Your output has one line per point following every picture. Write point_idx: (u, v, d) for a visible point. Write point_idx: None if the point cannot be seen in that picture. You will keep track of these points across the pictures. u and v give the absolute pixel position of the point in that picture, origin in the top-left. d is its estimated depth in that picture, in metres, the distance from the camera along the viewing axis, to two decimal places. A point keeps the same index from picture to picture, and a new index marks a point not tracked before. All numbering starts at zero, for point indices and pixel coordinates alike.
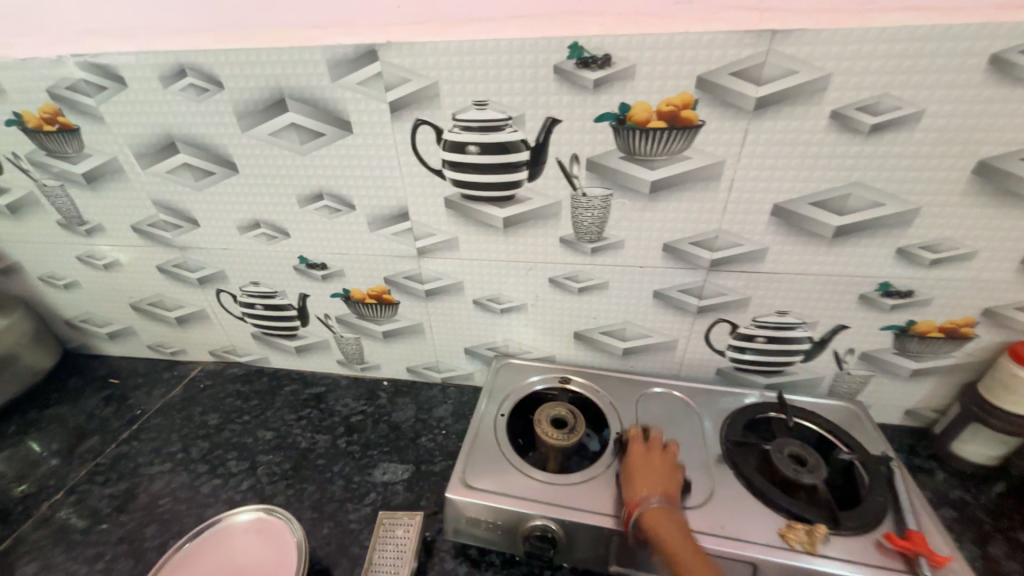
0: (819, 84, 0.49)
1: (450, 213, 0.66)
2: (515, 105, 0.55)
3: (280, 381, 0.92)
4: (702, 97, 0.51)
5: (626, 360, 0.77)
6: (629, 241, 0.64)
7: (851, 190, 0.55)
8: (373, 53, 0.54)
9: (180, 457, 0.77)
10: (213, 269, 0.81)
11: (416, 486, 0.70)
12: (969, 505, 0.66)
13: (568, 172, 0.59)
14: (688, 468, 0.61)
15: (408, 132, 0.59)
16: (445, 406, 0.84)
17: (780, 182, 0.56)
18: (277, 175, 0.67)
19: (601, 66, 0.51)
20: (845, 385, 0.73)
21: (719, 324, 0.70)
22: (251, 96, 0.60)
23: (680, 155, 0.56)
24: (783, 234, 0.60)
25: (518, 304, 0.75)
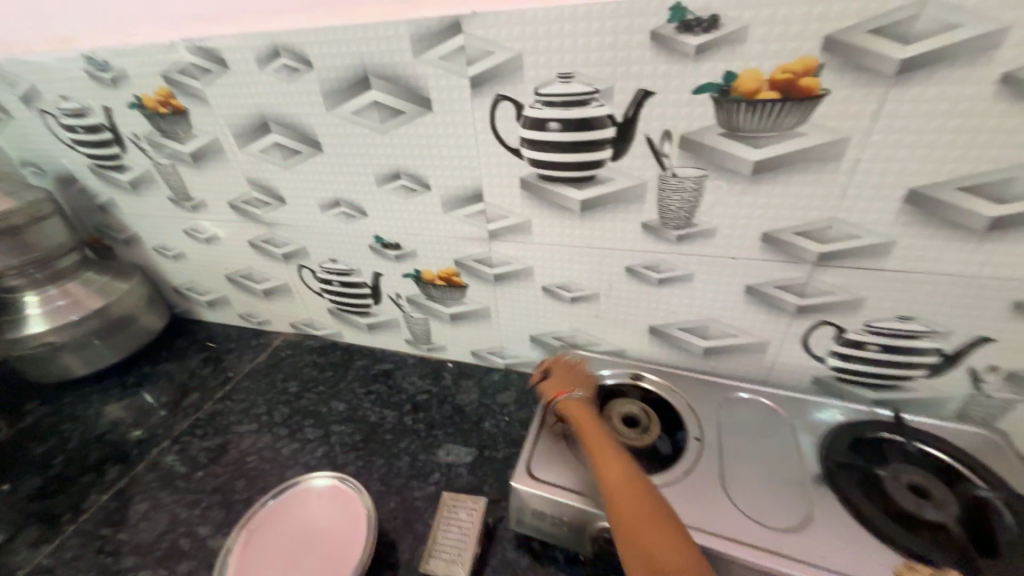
0: (991, 39, 0.40)
1: (525, 194, 0.63)
2: (605, 77, 0.51)
3: (353, 355, 0.96)
4: (829, 61, 0.44)
5: (706, 359, 0.71)
6: (723, 230, 0.58)
7: (1019, 172, 0.45)
8: (457, 25, 0.52)
9: (265, 419, 0.84)
10: (296, 246, 0.85)
11: (479, 470, 0.70)
12: None
13: (658, 151, 0.54)
14: (780, 486, 0.54)
15: (488, 110, 0.57)
16: (507, 392, 0.83)
17: (922, 162, 0.47)
18: (358, 154, 0.68)
19: (706, 30, 0.45)
20: (979, 408, 0.62)
21: (822, 326, 0.62)
22: (337, 75, 0.61)
23: (793, 132, 0.49)
24: (918, 226, 0.50)
25: (591, 293, 0.71)
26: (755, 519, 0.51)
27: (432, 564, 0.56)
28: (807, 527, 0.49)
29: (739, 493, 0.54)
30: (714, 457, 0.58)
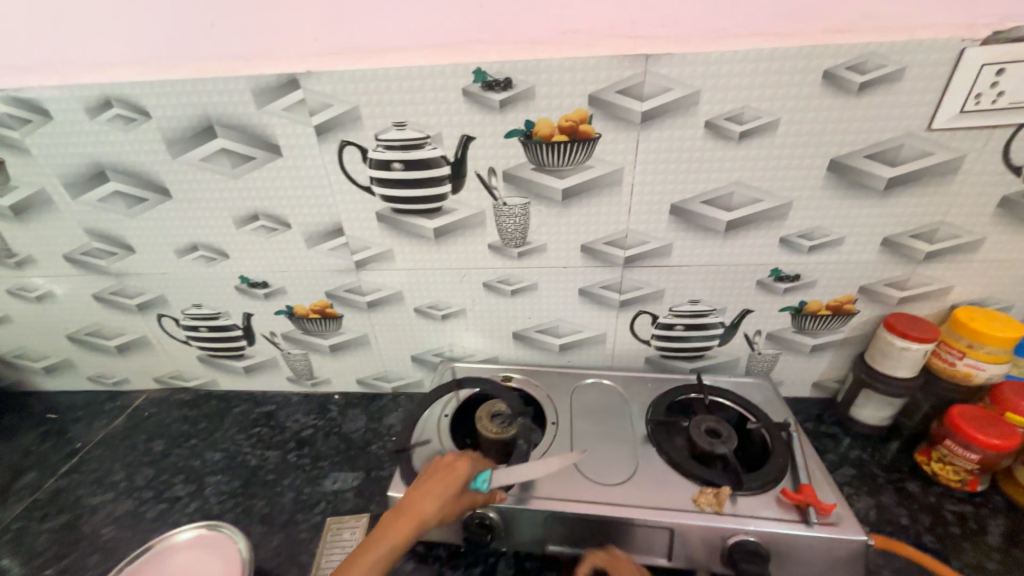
0: (691, 99, 0.56)
1: (382, 226, 0.70)
2: (432, 125, 0.60)
3: (230, 402, 0.92)
4: (596, 113, 0.58)
5: (563, 355, 0.83)
6: (551, 245, 0.70)
7: (732, 188, 0.63)
8: (294, 81, 0.58)
9: (124, 485, 0.77)
10: (152, 295, 0.81)
11: (365, 491, 0.72)
12: (866, 462, 0.73)
13: (487, 184, 0.65)
14: (617, 450, 0.66)
15: (335, 154, 0.63)
16: (395, 414, 0.87)
17: (673, 185, 0.63)
18: (211, 198, 0.69)
19: (504, 88, 0.57)
20: (759, 364, 0.81)
21: (640, 315, 0.77)
22: (179, 124, 0.62)
23: (584, 165, 0.62)
24: (682, 231, 0.67)
25: (457, 309, 0.79)
26: (594, 481, 0.61)
27: None
28: (634, 478, 0.61)
29: (585, 462, 0.64)
30: (567, 437, 0.69)
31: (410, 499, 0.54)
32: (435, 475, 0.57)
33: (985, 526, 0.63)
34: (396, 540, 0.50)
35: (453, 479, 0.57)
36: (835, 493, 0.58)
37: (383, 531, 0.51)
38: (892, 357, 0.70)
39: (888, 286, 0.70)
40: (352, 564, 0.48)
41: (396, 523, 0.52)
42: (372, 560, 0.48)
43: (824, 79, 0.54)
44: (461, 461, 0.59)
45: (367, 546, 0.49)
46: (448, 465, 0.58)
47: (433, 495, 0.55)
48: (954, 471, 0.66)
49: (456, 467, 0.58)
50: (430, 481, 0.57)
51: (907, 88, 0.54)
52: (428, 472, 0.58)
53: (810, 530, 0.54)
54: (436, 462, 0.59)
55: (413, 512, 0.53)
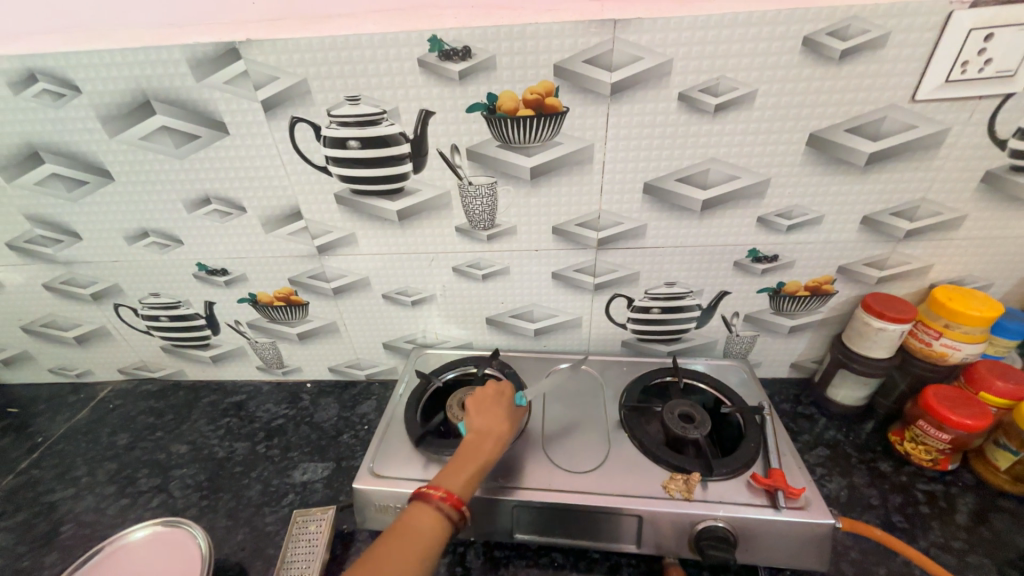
0: (663, 69, 0.53)
1: (342, 209, 0.66)
2: (388, 99, 0.56)
3: (198, 393, 0.89)
4: (562, 84, 0.54)
5: (539, 340, 0.81)
6: (521, 227, 0.67)
7: (708, 166, 0.60)
8: (234, 51, 0.54)
9: (86, 481, 0.74)
10: (105, 283, 0.77)
11: (336, 481, 0.71)
12: (840, 442, 0.72)
13: (451, 162, 0.61)
14: (589, 436, 0.65)
15: (286, 131, 0.59)
16: (368, 402, 0.85)
17: (646, 163, 0.60)
18: (157, 180, 0.64)
19: (463, 58, 0.53)
20: (736, 346, 0.80)
21: (616, 299, 0.74)
22: (113, 100, 0.58)
23: (552, 142, 0.59)
24: (657, 211, 0.64)
25: (428, 295, 0.76)
26: (564, 468, 0.60)
27: None
28: (605, 465, 0.60)
29: (557, 449, 0.63)
30: (540, 423, 0.67)
31: (483, 422, 0.56)
32: (492, 398, 0.59)
33: (954, 504, 0.63)
34: (485, 459, 0.53)
35: (509, 400, 0.60)
36: (804, 477, 0.57)
37: (470, 456, 0.52)
38: (870, 337, 0.68)
39: (868, 266, 0.68)
40: (448, 483, 0.49)
41: (482, 446, 0.53)
42: (464, 479, 0.50)
43: (803, 46, 0.51)
44: (505, 385, 0.62)
45: (458, 468, 0.51)
46: (498, 389, 0.61)
47: (503, 416, 0.57)
48: (926, 449, 0.66)
49: (507, 390, 0.61)
50: (493, 404, 0.58)
51: (891, 56, 0.51)
52: (486, 396, 0.60)
53: (779, 515, 0.53)
54: (487, 388, 0.61)
55: (493, 434, 0.55)
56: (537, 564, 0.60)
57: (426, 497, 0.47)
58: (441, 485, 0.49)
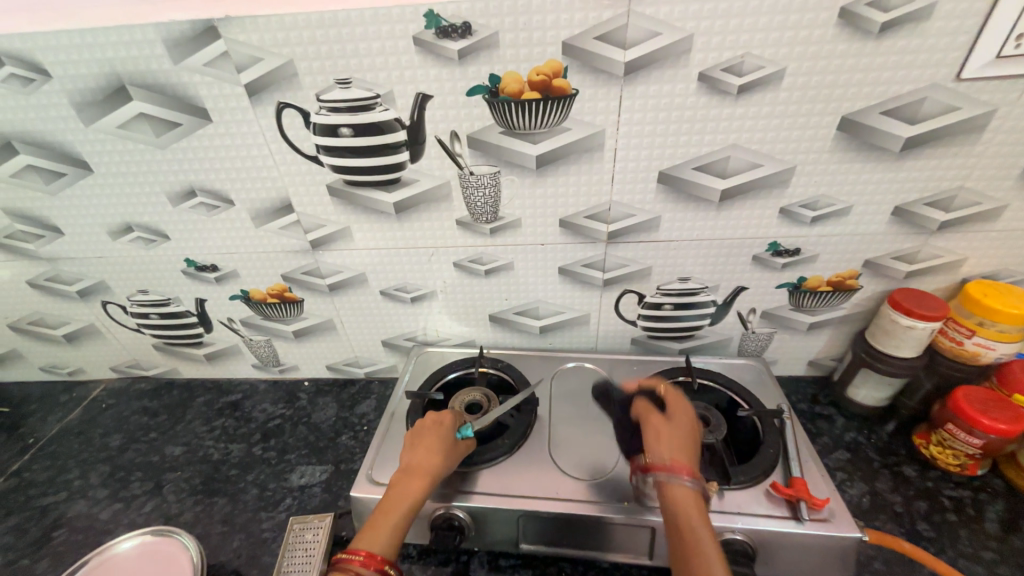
0: (683, 45, 0.48)
1: (336, 201, 0.62)
2: (382, 82, 0.52)
3: (193, 392, 0.86)
4: (571, 64, 0.49)
5: (545, 337, 0.78)
6: (526, 219, 0.62)
7: (728, 153, 0.55)
8: (212, 29, 0.49)
9: (78, 484, 0.72)
10: (91, 280, 0.74)
11: (334, 485, 0.68)
12: (861, 445, 0.69)
13: (450, 151, 0.56)
14: (598, 441, 0.62)
15: (273, 118, 0.55)
16: (367, 402, 0.82)
17: (661, 150, 0.55)
18: (139, 172, 0.60)
19: (462, 35, 0.48)
20: (752, 344, 0.76)
21: (626, 295, 0.71)
22: (86, 84, 0.53)
23: (559, 128, 0.54)
24: (671, 202, 0.60)
25: (427, 291, 0.73)
26: (571, 475, 0.57)
27: None
28: (614, 472, 0.57)
29: (564, 454, 0.60)
30: (546, 428, 0.64)
31: (413, 460, 0.52)
32: (426, 434, 0.55)
33: (983, 512, 0.60)
34: (414, 497, 0.48)
35: (444, 432, 0.56)
36: (828, 486, 0.54)
37: (394, 502, 0.47)
38: (897, 335, 0.65)
39: (896, 260, 0.64)
40: (367, 540, 0.44)
41: (409, 486, 0.49)
42: (389, 532, 0.45)
43: (840, 18, 0.46)
44: (444, 414, 0.59)
45: (380, 522, 0.46)
46: (435, 420, 0.58)
47: (437, 422, 0.57)
48: (953, 454, 0.63)
49: (444, 421, 0.57)
50: (424, 442, 0.54)
51: (937, 28, 0.46)
52: (415, 437, 0.55)
53: (801, 527, 0.50)
54: (422, 423, 0.57)
55: (423, 471, 0.50)
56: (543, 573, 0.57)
57: (344, 564, 0.42)
58: (361, 545, 0.43)
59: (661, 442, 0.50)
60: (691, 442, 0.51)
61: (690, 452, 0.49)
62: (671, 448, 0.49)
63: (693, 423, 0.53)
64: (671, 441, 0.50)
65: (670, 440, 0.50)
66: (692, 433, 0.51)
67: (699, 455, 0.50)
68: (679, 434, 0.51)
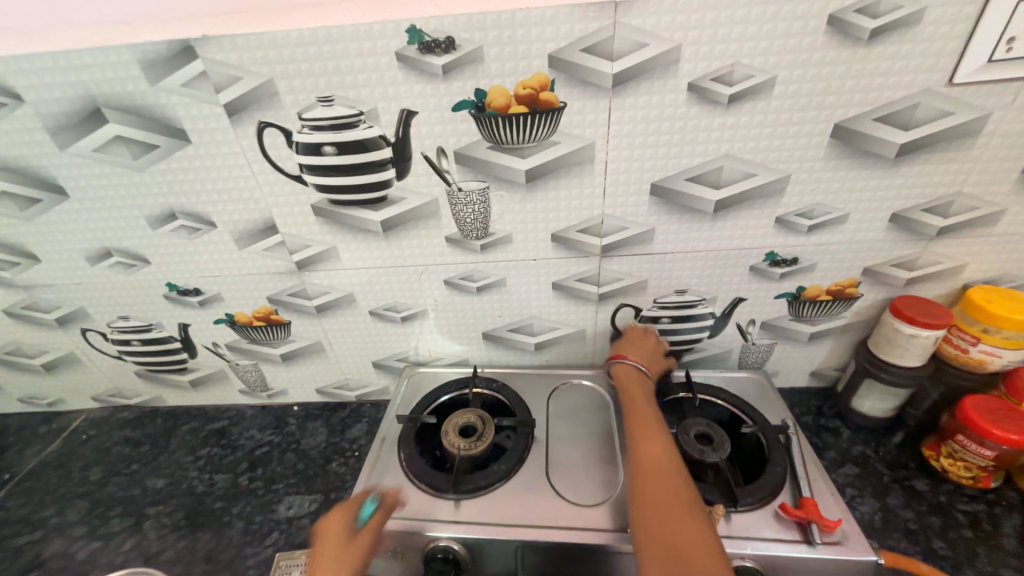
0: (671, 56, 0.47)
1: (321, 221, 0.60)
2: (365, 99, 0.50)
3: (178, 419, 0.83)
4: (558, 77, 0.48)
5: (540, 354, 0.75)
6: (517, 235, 0.61)
7: (722, 163, 0.54)
8: (189, 49, 0.48)
9: (54, 522, 0.68)
10: (69, 308, 0.71)
11: (324, 517, 0.65)
12: (869, 458, 0.67)
13: (437, 167, 0.55)
14: (598, 462, 0.59)
15: (253, 138, 0.53)
16: (359, 425, 0.79)
17: (652, 162, 0.54)
18: (117, 195, 0.58)
19: (446, 50, 0.47)
20: (752, 355, 0.74)
21: (622, 309, 0.69)
22: (60, 107, 0.52)
23: (548, 142, 0.53)
24: (665, 214, 0.58)
25: (418, 310, 0.71)
26: (571, 500, 0.54)
27: None
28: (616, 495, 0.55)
29: (563, 478, 0.58)
30: (543, 449, 0.62)
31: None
32: (324, 542, 0.48)
33: (1000, 527, 0.58)
34: None
35: (342, 530, 0.49)
36: (839, 506, 0.52)
37: None
38: (900, 344, 0.63)
39: (896, 267, 0.63)
40: None
41: None
42: None
43: (829, 26, 0.45)
44: (340, 509, 0.52)
45: None
46: (331, 518, 0.51)
47: (331, 521, 0.51)
48: (965, 466, 0.61)
49: (340, 517, 0.51)
50: (324, 553, 0.47)
51: (927, 33, 0.45)
52: (313, 553, 0.48)
53: (813, 552, 0.48)
54: (317, 532, 0.50)
55: None
56: None
57: None
58: None
59: (633, 351, 0.68)
60: (655, 359, 0.68)
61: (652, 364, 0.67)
62: (638, 357, 0.67)
63: (660, 347, 0.70)
64: (639, 354, 0.68)
65: (643, 350, 0.68)
66: (658, 355, 0.68)
67: (662, 368, 0.68)
68: (648, 350, 0.68)
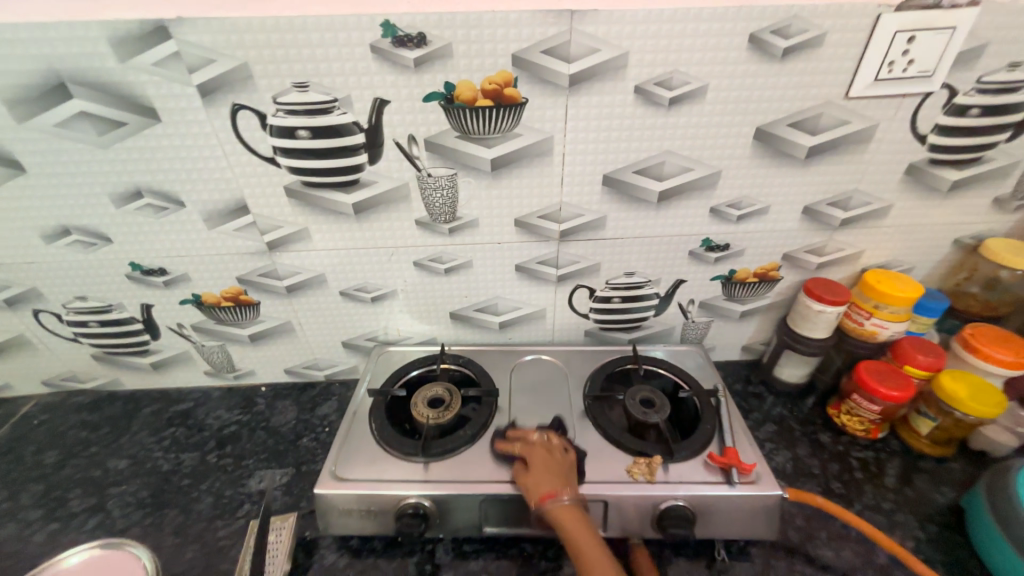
0: (620, 61, 0.53)
1: (293, 202, 0.62)
2: (340, 86, 0.53)
3: (138, 402, 0.82)
4: (521, 75, 0.54)
5: (504, 333, 0.81)
6: (483, 219, 0.66)
7: (664, 158, 0.61)
8: (162, 29, 0.49)
9: (5, 506, 0.66)
10: (20, 287, 0.69)
11: (296, 488, 0.68)
12: (786, 419, 0.78)
13: (408, 153, 0.59)
14: (555, 426, 0.66)
15: (227, 119, 0.55)
16: (329, 403, 0.82)
17: (605, 156, 0.61)
18: (79, 171, 0.58)
19: (418, 45, 0.51)
20: (692, 332, 0.83)
21: (578, 290, 0.76)
22: (19, 80, 0.51)
23: (512, 133, 0.58)
24: (616, 202, 0.65)
25: (388, 291, 0.74)
26: None
27: None
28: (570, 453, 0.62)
29: None
30: (506, 417, 0.68)
31: None
32: None
33: (883, 469, 0.69)
34: None
35: None
36: (756, 453, 0.61)
37: None
38: (811, 320, 0.73)
39: (808, 253, 0.73)
40: None
41: None
42: None
43: (751, 43, 0.53)
44: None
45: None
46: None
47: None
48: (860, 420, 0.72)
49: None
50: None
51: (828, 54, 0.54)
52: None
53: (733, 490, 0.56)
54: None
55: None
56: (506, 555, 0.60)
57: None
58: None
59: (539, 472, 0.56)
60: (565, 463, 0.57)
61: (564, 473, 0.56)
62: (554, 481, 0.54)
63: (561, 448, 0.59)
64: (547, 470, 0.56)
65: (547, 463, 0.57)
66: (564, 458, 0.58)
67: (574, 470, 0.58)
68: (551, 459, 0.57)
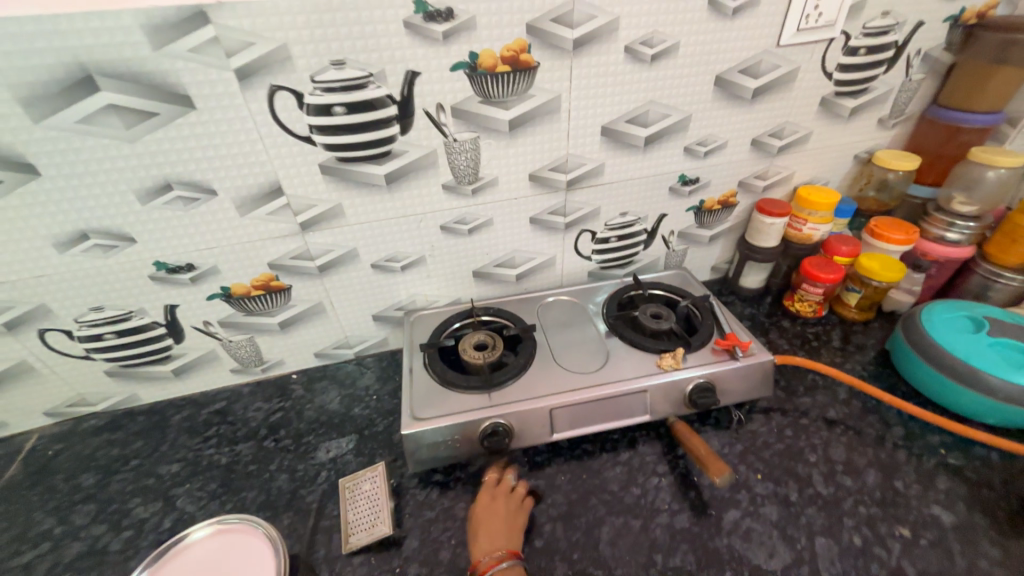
0: (613, 25, 0.64)
1: (328, 180, 0.66)
2: (374, 61, 0.58)
3: (165, 413, 0.80)
4: (534, 42, 0.62)
5: (520, 284, 0.90)
6: (502, 177, 0.74)
7: (650, 107, 0.73)
8: (200, 15, 0.50)
9: (60, 531, 0.64)
10: (26, 307, 0.65)
11: (366, 448, 0.72)
12: (755, 316, 0.96)
13: (437, 121, 0.65)
14: (589, 346, 0.77)
15: (264, 101, 0.57)
16: (367, 376, 0.86)
17: (602, 109, 0.71)
18: (103, 169, 0.57)
19: (446, 19, 0.57)
20: (673, 260, 0.98)
21: (582, 234, 0.87)
22: (39, 74, 0.49)
23: (527, 95, 0.66)
24: (612, 150, 0.76)
25: (415, 258, 0.79)
26: (578, 373, 0.71)
27: (354, 540, 0.59)
28: (608, 363, 0.73)
29: (567, 360, 0.74)
30: (545, 348, 0.77)
31: None
32: None
33: (830, 337, 0.90)
34: None
35: None
36: (748, 335, 0.77)
37: None
38: (765, 231, 0.91)
39: (757, 178, 0.90)
40: None
41: None
42: None
43: (710, 5, 0.66)
44: None
45: None
46: None
47: None
48: (808, 304, 0.92)
49: None
50: None
51: (764, 11, 0.69)
52: None
53: (739, 362, 0.71)
54: None
55: None
56: (573, 456, 0.71)
57: None
58: None
59: (491, 517, 0.59)
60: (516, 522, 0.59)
61: (508, 532, 0.57)
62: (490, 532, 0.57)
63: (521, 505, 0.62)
64: (495, 522, 0.58)
65: (501, 511, 0.60)
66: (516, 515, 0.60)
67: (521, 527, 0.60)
68: (510, 508, 0.61)
